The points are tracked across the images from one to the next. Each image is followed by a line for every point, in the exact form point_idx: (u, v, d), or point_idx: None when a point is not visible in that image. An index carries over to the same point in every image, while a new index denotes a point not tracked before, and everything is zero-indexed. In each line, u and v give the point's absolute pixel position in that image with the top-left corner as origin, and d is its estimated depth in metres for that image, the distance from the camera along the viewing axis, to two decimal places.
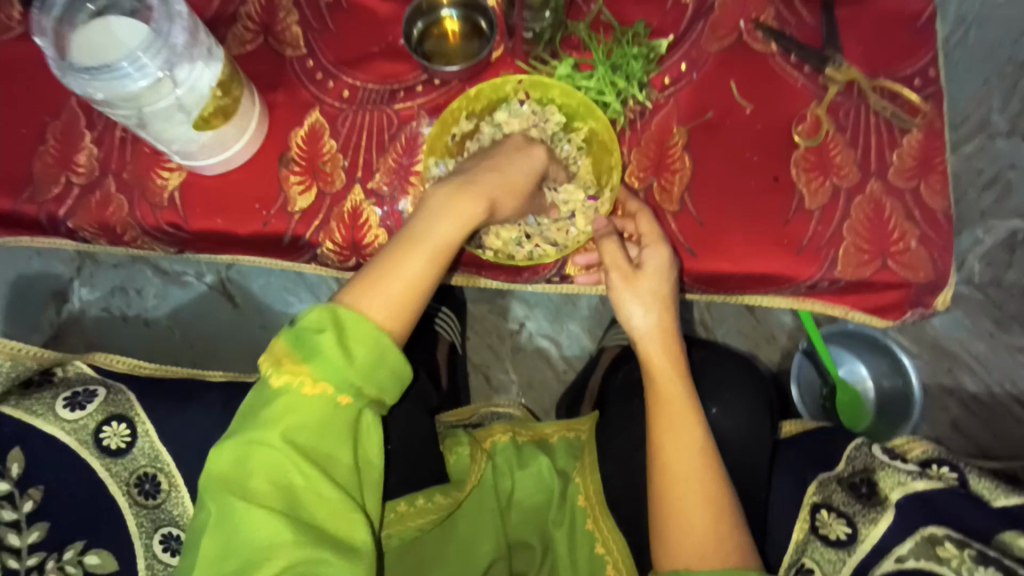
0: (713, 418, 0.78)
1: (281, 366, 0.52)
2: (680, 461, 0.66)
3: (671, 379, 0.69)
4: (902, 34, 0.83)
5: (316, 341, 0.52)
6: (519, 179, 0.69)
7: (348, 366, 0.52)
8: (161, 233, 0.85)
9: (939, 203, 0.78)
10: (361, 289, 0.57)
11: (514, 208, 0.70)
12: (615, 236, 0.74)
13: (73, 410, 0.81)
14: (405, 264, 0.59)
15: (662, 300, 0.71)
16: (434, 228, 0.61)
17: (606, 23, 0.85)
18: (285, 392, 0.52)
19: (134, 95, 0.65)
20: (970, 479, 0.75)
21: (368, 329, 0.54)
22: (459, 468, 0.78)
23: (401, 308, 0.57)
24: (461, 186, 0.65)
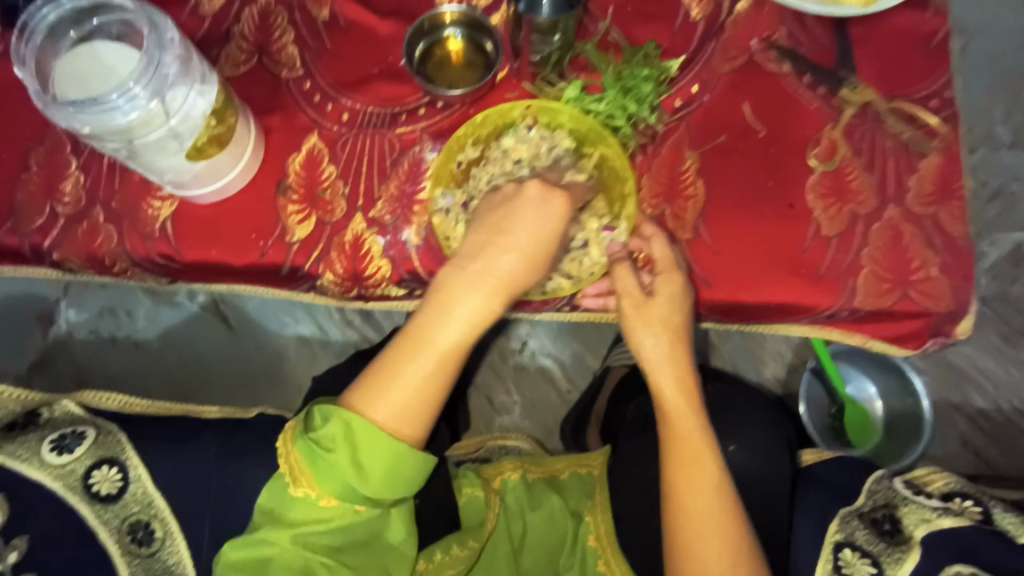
0: (730, 455, 0.79)
1: (296, 475, 0.59)
2: (694, 497, 0.64)
3: (682, 409, 0.67)
4: (919, 51, 0.81)
5: (327, 460, 0.58)
6: (539, 251, 0.63)
7: (357, 480, 0.58)
8: (153, 265, 0.81)
9: (960, 230, 0.76)
10: (371, 393, 0.61)
11: (535, 275, 0.64)
12: (629, 262, 0.71)
13: (61, 454, 0.80)
14: (413, 370, 0.61)
15: (673, 327, 0.68)
16: (443, 333, 0.61)
17: (614, 43, 0.83)
18: (303, 501, 0.59)
19: (124, 129, 0.62)
20: (994, 514, 0.73)
21: (379, 442, 0.59)
22: (473, 509, 0.80)
23: (409, 413, 0.61)
24: (476, 277, 0.62)
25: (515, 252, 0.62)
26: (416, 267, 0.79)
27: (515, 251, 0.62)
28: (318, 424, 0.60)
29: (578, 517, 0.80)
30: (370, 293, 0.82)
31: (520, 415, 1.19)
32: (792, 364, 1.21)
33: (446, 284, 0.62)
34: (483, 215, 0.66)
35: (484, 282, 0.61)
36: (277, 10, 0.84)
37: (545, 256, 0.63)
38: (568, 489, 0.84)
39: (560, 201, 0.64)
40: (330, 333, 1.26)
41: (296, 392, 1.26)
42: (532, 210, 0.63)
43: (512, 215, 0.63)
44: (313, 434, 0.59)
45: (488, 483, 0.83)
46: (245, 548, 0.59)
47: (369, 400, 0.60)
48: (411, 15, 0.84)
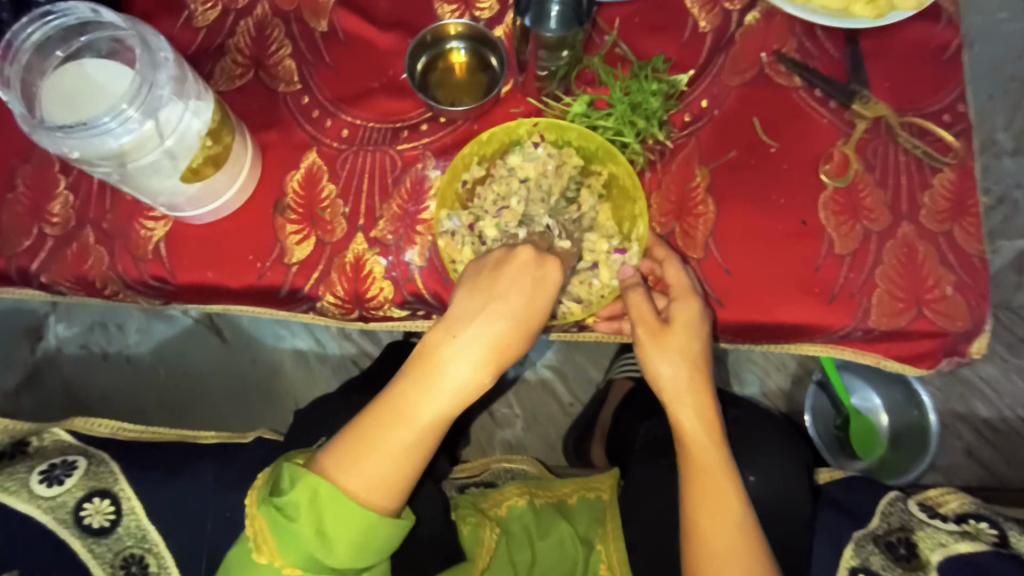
0: (751, 486, 0.78)
1: (259, 541, 0.58)
2: (717, 533, 0.65)
3: (703, 441, 0.67)
4: (931, 63, 0.79)
5: (291, 529, 0.56)
6: (526, 324, 0.60)
7: (320, 551, 0.57)
8: (145, 287, 0.78)
9: (974, 247, 0.75)
10: (347, 462, 0.58)
11: (526, 344, 0.61)
12: (643, 287, 0.69)
13: (51, 486, 0.77)
14: (392, 442, 0.59)
15: (692, 357, 0.68)
16: (427, 407, 0.59)
17: (622, 56, 0.81)
18: (267, 566, 0.58)
19: (117, 152, 0.59)
20: (1011, 536, 0.73)
21: (348, 512, 0.57)
22: (472, 541, 0.79)
23: (385, 485, 0.59)
24: (466, 350, 0.58)
25: (509, 321, 0.59)
26: (419, 289, 0.77)
27: (508, 325, 0.59)
28: (285, 486, 0.58)
29: (586, 544, 0.80)
30: (371, 315, 0.79)
31: (521, 428, 1.17)
32: (795, 375, 1.19)
33: (435, 353, 0.59)
34: (475, 275, 0.63)
35: (474, 356, 0.58)
36: (273, 23, 0.81)
37: (533, 329, 0.61)
38: (577, 514, 0.83)
39: (556, 267, 0.61)
40: (327, 346, 1.23)
41: (292, 407, 1.24)
42: (527, 278, 0.61)
43: (508, 281, 0.60)
44: (277, 500, 0.57)
45: (486, 513, 0.83)
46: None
47: (344, 468, 0.58)
48: (412, 26, 0.81)
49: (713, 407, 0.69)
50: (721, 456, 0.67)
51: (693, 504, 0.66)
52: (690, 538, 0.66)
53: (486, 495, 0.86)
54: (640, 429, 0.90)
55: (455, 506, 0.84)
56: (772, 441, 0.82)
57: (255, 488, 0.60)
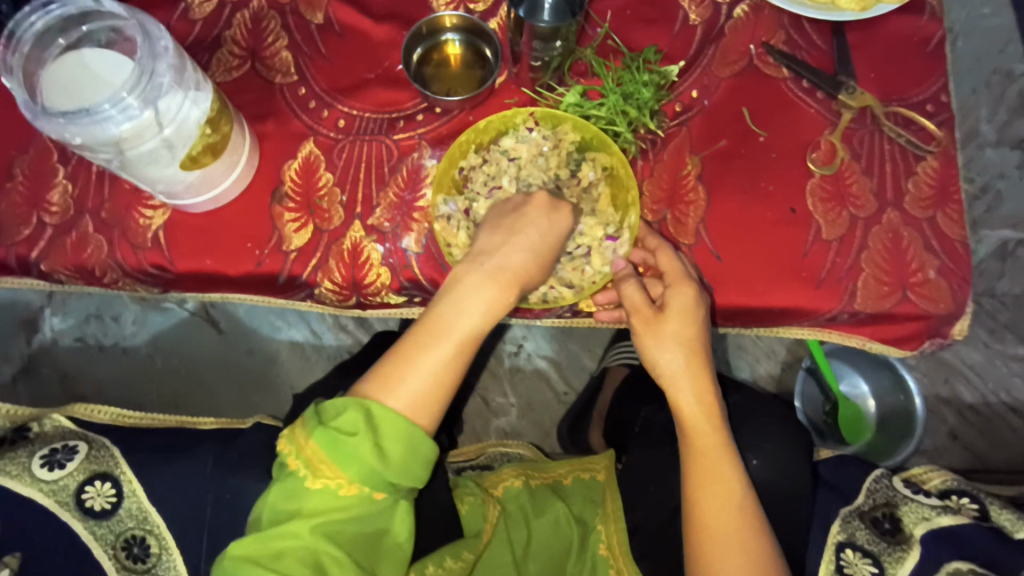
0: (754, 469, 0.80)
1: (313, 467, 0.58)
2: (716, 511, 0.67)
3: (701, 425, 0.69)
4: (914, 55, 0.81)
5: (351, 445, 0.57)
6: (548, 248, 0.70)
7: (380, 465, 0.58)
8: (144, 275, 0.79)
9: (957, 232, 0.77)
10: (390, 382, 0.61)
11: (543, 271, 0.70)
12: (635, 278, 0.72)
13: (52, 470, 0.77)
14: (432, 356, 0.63)
15: (690, 342, 0.70)
16: (463, 320, 0.64)
17: (614, 48, 0.82)
18: (322, 491, 0.57)
19: (116, 139, 0.60)
20: (991, 510, 0.75)
21: (400, 428, 0.59)
22: (473, 519, 0.80)
23: (427, 399, 0.62)
24: (494, 271, 0.67)
25: (529, 255, 0.68)
26: (415, 275, 0.78)
27: (529, 249, 0.68)
28: (332, 416, 0.59)
29: (581, 523, 0.82)
30: (369, 302, 0.81)
31: (516, 416, 1.18)
32: (786, 362, 1.21)
33: (465, 276, 0.67)
34: (498, 218, 0.72)
35: (500, 276, 0.66)
36: (269, 15, 0.82)
37: (547, 262, 0.70)
38: (572, 494, 0.86)
39: (567, 212, 0.72)
40: (324, 336, 1.24)
41: (289, 396, 1.25)
42: (543, 216, 0.71)
43: (526, 219, 0.70)
44: (332, 424, 0.58)
45: (488, 491, 0.84)
46: (255, 545, 0.57)
47: (390, 385, 0.61)
48: (407, 18, 0.83)
49: (712, 392, 0.71)
50: (720, 440, 0.69)
51: (696, 487, 0.68)
52: (691, 521, 0.67)
53: (486, 476, 0.88)
54: (642, 412, 0.93)
55: (454, 483, 0.85)
56: (776, 428, 0.84)
57: (297, 425, 0.60)
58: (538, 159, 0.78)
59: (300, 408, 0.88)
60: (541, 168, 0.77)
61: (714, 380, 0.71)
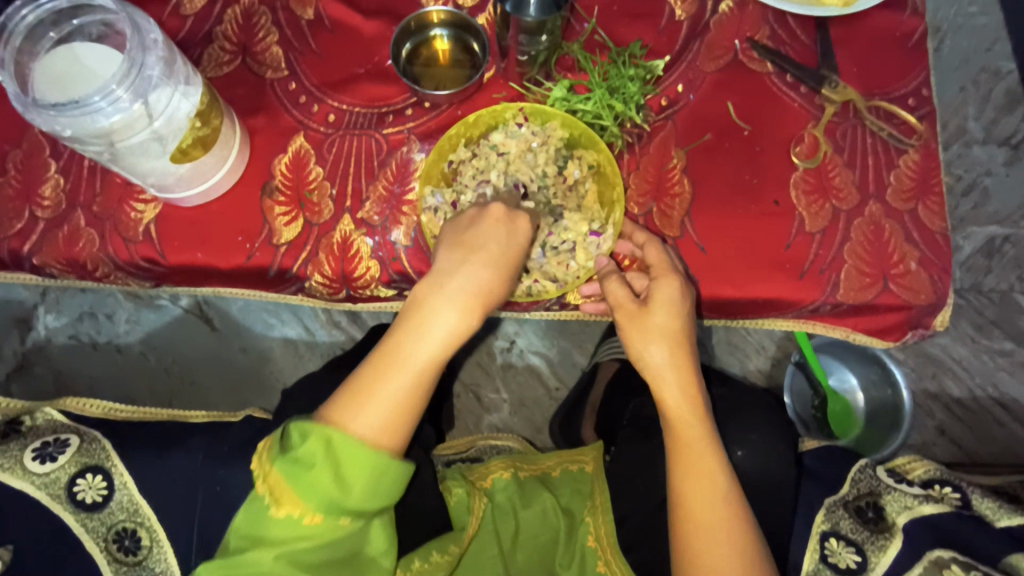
0: (738, 461, 0.80)
1: (275, 496, 0.58)
2: (702, 504, 0.66)
3: (687, 417, 0.68)
4: (896, 50, 0.83)
5: (311, 476, 0.57)
6: (508, 261, 0.66)
7: (340, 494, 0.58)
8: (136, 268, 0.80)
9: (938, 225, 0.78)
10: (351, 409, 0.61)
11: (508, 286, 0.67)
12: (618, 275, 0.73)
13: (44, 462, 0.78)
14: (393, 384, 0.62)
15: (676, 334, 0.69)
16: (423, 346, 0.62)
17: (600, 43, 0.83)
18: (286, 519, 0.58)
19: (106, 131, 0.61)
20: (973, 499, 0.76)
21: (363, 455, 0.59)
22: (460, 508, 0.82)
23: (388, 427, 0.61)
24: (456, 293, 0.63)
25: (490, 271, 0.65)
26: (404, 268, 0.79)
27: (488, 267, 0.65)
28: (295, 443, 0.59)
29: (569, 515, 0.82)
30: (359, 294, 0.82)
31: (508, 412, 1.19)
32: (775, 357, 1.22)
33: (426, 300, 0.64)
34: (457, 232, 0.68)
35: (461, 299, 0.63)
36: (260, 11, 0.83)
37: (508, 278, 0.66)
38: (560, 486, 0.86)
39: (526, 222, 0.68)
40: (317, 334, 1.25)
41: (281, 392, 1.26)
42: (500, 229, 0.67)
43: (485, 232, 0.66)
44: (293, 453, 0.58)
45: (474, 484, 0.85)
46: (221, 569, 0.57)
47: (352, 412, 0.60)
48: (396, 14, 0.84)
49: (698, 385, 0.70)
50: (706, 432, 0.68)
51: (681, 480, 0.67)
52: (678, 513, 0.67)
53: (474, 469, 0.89)
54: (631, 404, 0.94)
55: (443, 477, 0.87)
56: (762, 419, 0.85)
57: (260, 451, 0.61)
58: (524, 155, 0.78)
59: (291, 401, 0.89)
60: (529, 160, 0.78)
61: (700, 373, 0.71)
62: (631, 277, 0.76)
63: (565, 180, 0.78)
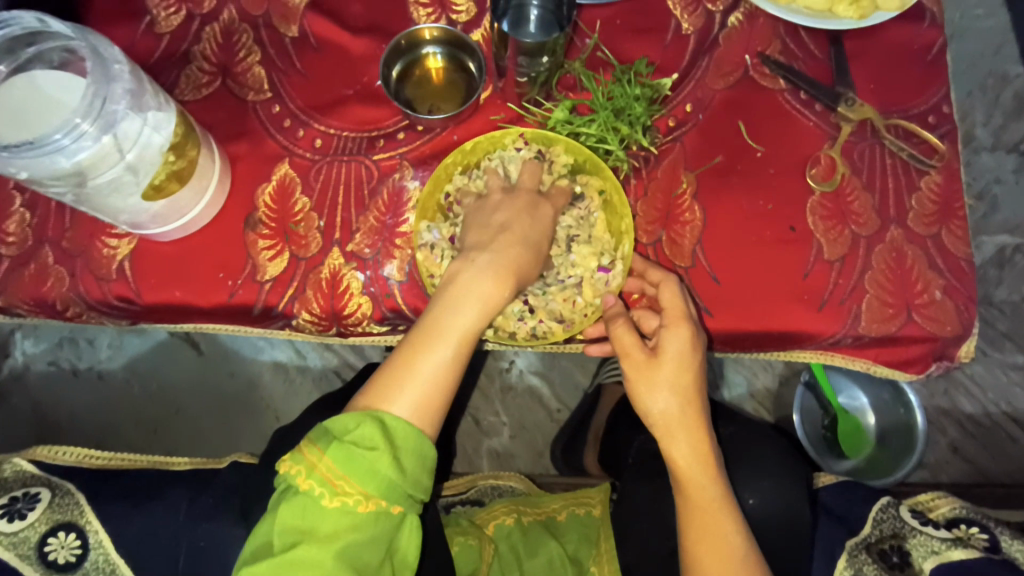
0: (749, 511, 0.76)
1: (330, 485, 0.53)
2: (715, 571, 0.61)
3: (700, 479, 0.64)
4: (913, 65, 0.78)
5: (370, 457, 0.53)
6: (541, 242, 0.66)
7: (399, 476, 0.54)
8: (110, 308, 0.74)
9: (962, 250, 0.74)
10: (390, 390, 0.57)
11: (535, 263, 0.65)
12: (626, 317, 0.67)
13: (12, 521, 0.71)
14: (432, 358, 0.58)
15: (687, 389, 0.64)
16: (459, 317, 0.59)
17: (603, 59, 0.78)
18: (340, 509, 0.53)
19: (72, 170, 0.56)
20: (1003, 541, 0.72)
21: (413, 435, 0.56)
22: (465, 559, 0.76)
23: (428, 406, 0.57)
24: (487, 263, 0.61)
25: (519, 248, 0.63)
26: (398, 304, 0.74)
27: (522, 242, 0.63)
28: (344, 429, 0.54)
29: (576, 564, 0.78)
30: (350, 332, 0.76)
31: (508, 437, 1.14)
32: (783, 376, 1.18)
33: (459, 276, 0.61)
34: (477, 218, 0.67)
35: (494, 267, 0.61)
36: (240, 28, 0.78)
37: (538, 261, 0.65)
38: (566, 531, 0.81)
39: (549, 210, 0.68)
40: (308, 357, 1.20)
41: (272, 420, 1.20)
42: (524, 214, 0.66)
43: (507, 215, 0.66)
44: (346, 437, 0.54)
45: (479, 529, 0.81)
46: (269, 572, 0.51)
47: (391, 393, 0.57)
48: (386, 31, 0.78)
49: (710, 440, 0.65)
50: (717, 490, 0.64)
51: (693, 542, 0.63)
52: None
53: (477, 513, 0.86)
54: (636, 439, 0.90)
55: (446, 522, 0.82)
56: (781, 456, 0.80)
57: (299, 444, 0.55)
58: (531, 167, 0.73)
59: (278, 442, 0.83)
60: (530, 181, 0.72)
61: (712, 430, 0.66)
62: (640, 315, 0.71)
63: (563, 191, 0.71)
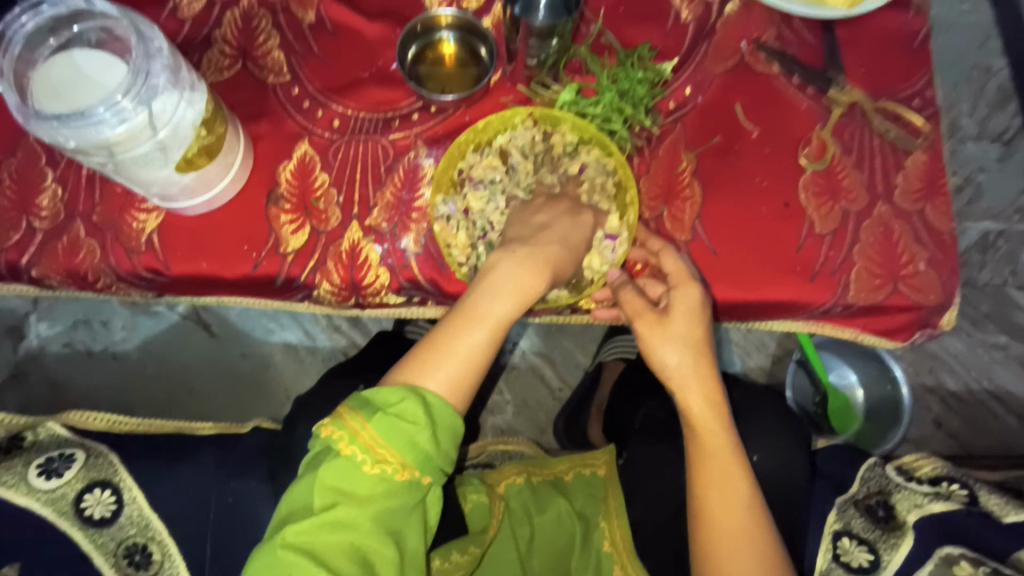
0: (757, 465, 0.81)
1: (372, 451, 0.54)
2: (724, 511, 0.66)
3: (711, 428, 0.68)
4: (900, 52, 0.83)
5: (411, 432, 0.55)
6: (575, 250, 0.71)
7: (435, 451, 0.56)
8: (139, 280, 0.78)
9: (945, 225, 0.79)
10: (429, 365, 0.59)
11: (570, 265, 0.71)
12: (631, 285, 0.73)
13: (49, 479, 0.76)
14: (471, 339, 0.61)
15: (697, 343, 0.69)
16: (497, 304, 0.63)
17: (607, 45, 0.83)
18: (378, 476, 0.54)
19: (110, 143, 0.59)
20: (981, 496, 0.76)
21: (449, 415, 0.58)
22: (478, 514, 0.80)
23: (462, 385, 0.60)
24: (524, 258, 0.66)
25: (558, 247, 0.70)
26: (415, 274, 0.78)
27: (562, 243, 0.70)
28: (388, 400, 0.56)
29: (583, 519, 0.83)
30: (367, 302, 0.80)
31: (512, 413, 1.19)
32: (776, 356, 1.22)
33: (495, 269, 0.66)
34: (523, 218, 0.73)
35: (532, 263, 0.66)
36: (260, 13, 0.81)
37: (574, 258, 0.71)
38: (574, 491, 0.86)
39: (589, 218, 0.75)
40: (317, 338, 1.23)
41: (284, 397, 1.24)
42: (568, 222, 0.73)
43: (557, 225, 0.72)
44: (390, 410, 0.56)
45: (491, 488, 0.85)
46: (312, 527, 0.53)
47: (428, 369, 0.59)
48: (400, 16, 0.82)
49: (720, 392, 0.70)
50: (726, 436, 0.68)
51: (702, 490, 0.68)
52: (700, 517, 0.68)
53: (488, 474, 0.90)
54: (640, 410, 0.94)
55: (459, 480, 0.84)
56: (780, 422, 0.85)
57: (343, 404, 0.57)
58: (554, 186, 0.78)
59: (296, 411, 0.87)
60: (548, 181, 0.78)
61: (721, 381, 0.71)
62: (645, 283, 0.75)
63: (564, 172, 0.78)
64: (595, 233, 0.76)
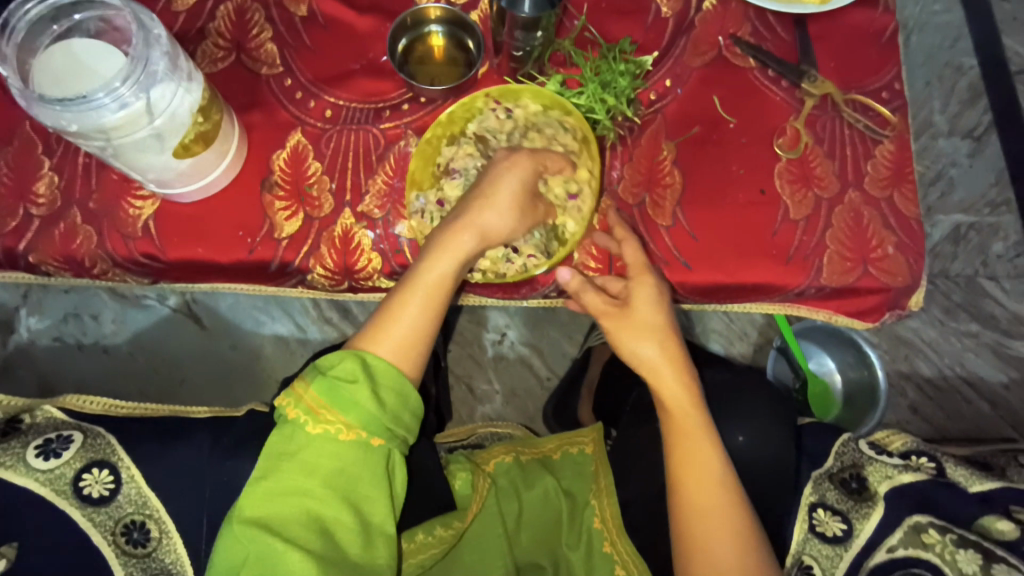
0: (740, 446, 0.85)
1: (314, 412, 0.58)
2: (699, 489, 0.69)
3: (686, 409, 0.71)
4: (869, 47, 0.87)
5: (349, 388, 0.59)
6: (517, 199, 0.74)
7: (379, 410, 0.59)
8: (134, 265, 0.80)
9: (912, 211, 0.83)
10: (379, 334, 0.65)
11: (511, 228, 0.74)
12: (591, 287, 0.77)
13: (47, 459, 0.77)
14: (411, 304, 0.67)
15: (660, 330, 0.73)
16: (432, 269, 0.69)
17: (591, 39, 0.86)
18: (324, 437, 0.58)
19: (110, 127, 0.61)
20: (947, 467, 0.81)
21: (393, 379, 0.62)
22: (464, 493, 0.83)
23: (409, 349, 0.65)
24: (451, 225, 0.72)
25: (496, 211, 0.72)
26: (407, 260, 0.81)
27: (498, 207, 0.72)
28: (332, 364, 0.62)
29: (571, 496, 0.86)
30: (360, 285, 0.83)
31: (501, 402, 1.21)
32: (758, 343, 1.25)
33: (432, 241, 0.71)
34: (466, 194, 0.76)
35: (456, 228, 0.71)
36: (252, 7, 0.84)
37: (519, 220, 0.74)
38: (561, 468, 0.89)
39: (527, 156, 0.76)
40: (308, 330, 1.25)
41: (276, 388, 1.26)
42: (502, 171, 0.75)
43: (493, 179, 0.74)
44: (330, 372, 0.61)
45: (478, 466, 0.87)
46: (266, 499, 0.56)
47: (376, 338, 0.65)
48: (389, 11, 0.85)
49: (693, 377, 0.73)
50: (700, 417, 0.71)
51: (679, 468, 0.71)
52: (676, 497, 0.71)
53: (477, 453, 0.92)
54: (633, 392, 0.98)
55: (447, 460, 0.88)
56: (757, 401, 0.88)
57: (296, 379, 0.62)
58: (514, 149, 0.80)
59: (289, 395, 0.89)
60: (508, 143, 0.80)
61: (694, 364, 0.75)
62: (606, 280, 0.79)
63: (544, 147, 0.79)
64: (540, 163, 0.77)
